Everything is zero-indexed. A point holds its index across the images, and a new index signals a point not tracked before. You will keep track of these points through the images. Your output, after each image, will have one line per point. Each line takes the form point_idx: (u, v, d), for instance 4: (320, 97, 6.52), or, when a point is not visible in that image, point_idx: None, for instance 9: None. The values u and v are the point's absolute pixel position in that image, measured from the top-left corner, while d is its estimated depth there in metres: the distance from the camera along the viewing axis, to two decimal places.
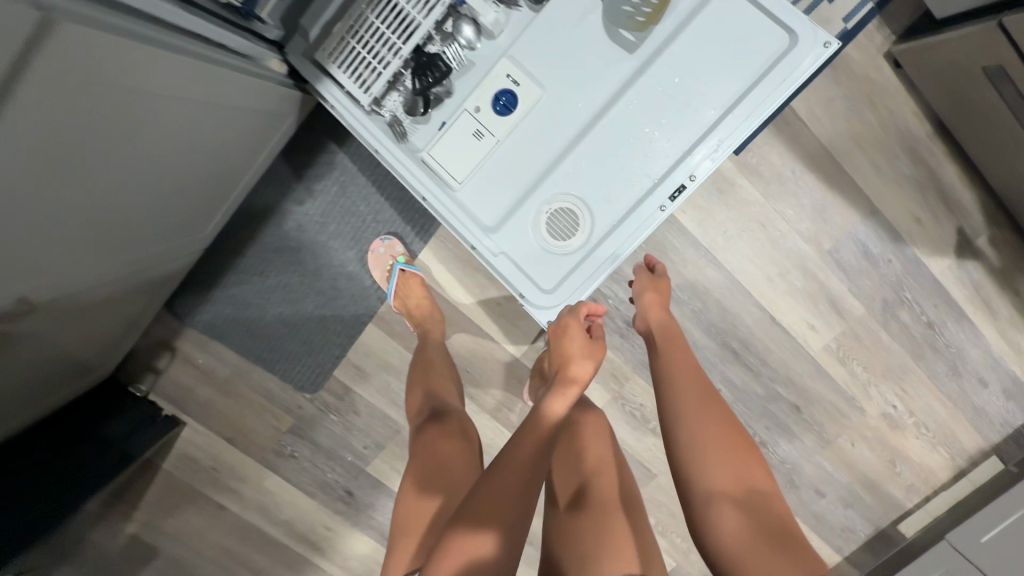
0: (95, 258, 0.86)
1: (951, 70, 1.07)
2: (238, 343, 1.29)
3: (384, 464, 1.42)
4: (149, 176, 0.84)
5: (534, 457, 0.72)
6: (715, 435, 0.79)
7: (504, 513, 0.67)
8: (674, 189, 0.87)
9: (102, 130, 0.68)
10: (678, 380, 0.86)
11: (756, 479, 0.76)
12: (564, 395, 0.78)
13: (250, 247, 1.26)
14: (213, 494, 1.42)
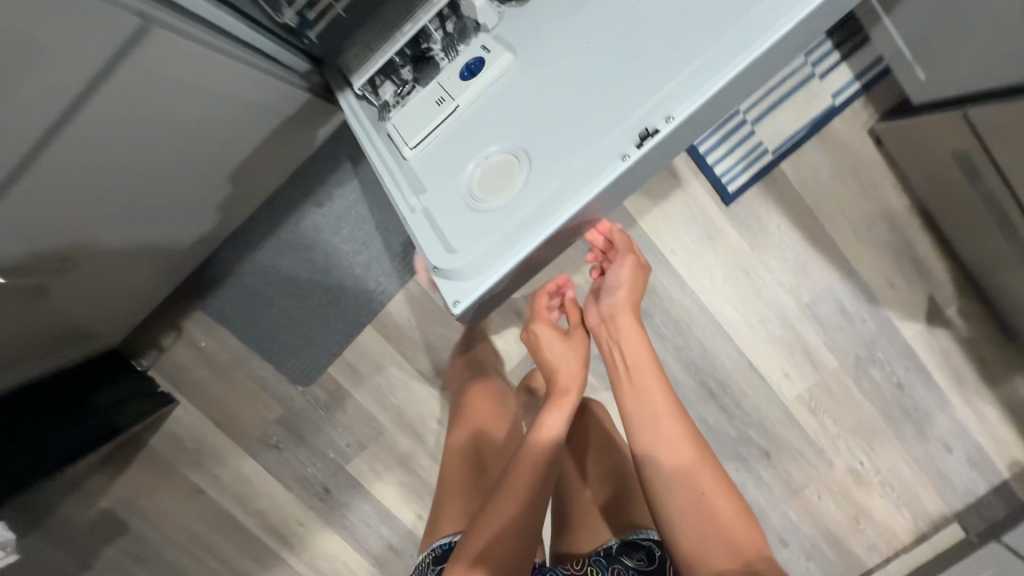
0: (76, 219, 0.88)
1: (925, 149, 1.16)
2: (241, 329, 1.34)
3: (364, 465, 1.45)
4: (122, 144, 0.85)
5: (532, 476, 0.83)
6: (694, 483, 0.77)
7: (504, 536, 0.77)
8: (642, 132, 0.65)
9: (54, 89, 0.69)
10: (653, 420, 0.82)
11: (738, 536, 0.73)
12: (557, 412, 0.91)
13: (267, 239, 1.32)
14: (192, 477, 1.44)
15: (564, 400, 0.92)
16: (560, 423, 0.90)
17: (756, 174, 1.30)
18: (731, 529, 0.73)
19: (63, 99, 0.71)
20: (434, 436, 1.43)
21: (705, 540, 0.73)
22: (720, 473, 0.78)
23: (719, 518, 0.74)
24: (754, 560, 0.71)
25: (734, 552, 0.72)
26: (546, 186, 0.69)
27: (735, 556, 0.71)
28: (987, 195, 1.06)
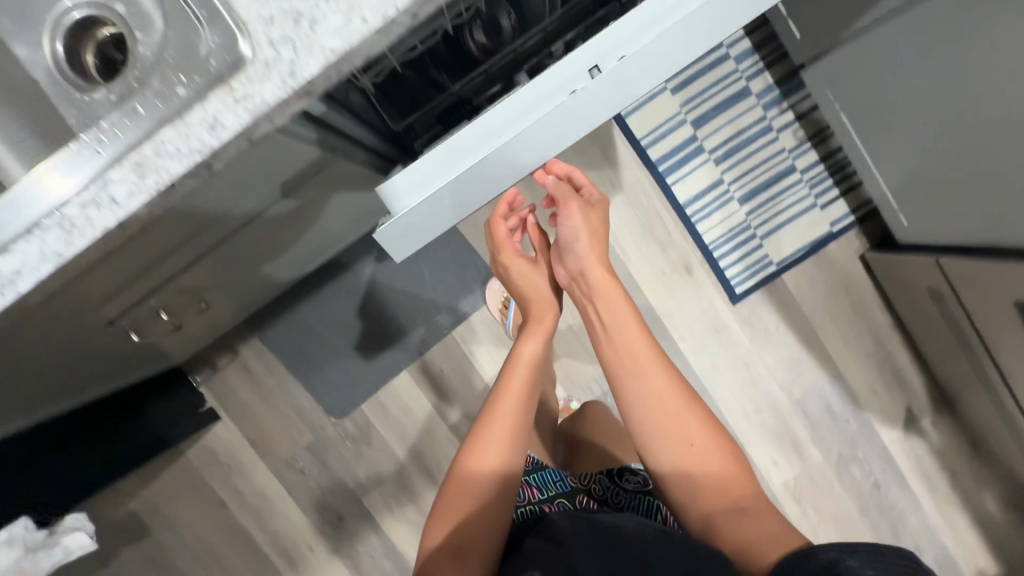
0: (187, 278, 0.77)
1: (907, 282, 1.35)
2: (291, 360, 1.49)
3: (380, 499, 1.56)
4: (260, 226, 0.77)
5: (514, 415, 0.92)
6: (679, 428, 0.83)
7: (490, 475, 0.87)
8: (592, 69, 0.61)
9: (257, 180, 0.63)
10: (643, 368, 0.87)
11: (719, 476, 0.80)
12: (531, 342, 0.98)
13: (326, 284, 1.47)
14: (219, 491, 1.54)
15: (539, 330, 1.00)
16: (538, 349, 0.98)
17: (762, 281, 1.48)
18: (714, 471, 0.80)
19: (253, 193, 0.65)
20: None
21: (692, 483, 0.80)
22: (702, 413, 0.84)
23: (705, 460, 0.81)
24: (739, 499, 0.78)
25: (719, 489, 0.79)
26: (491, 118, 0.62)
27: (721, 496, 0.79)
28: (957, 330, 1.25)
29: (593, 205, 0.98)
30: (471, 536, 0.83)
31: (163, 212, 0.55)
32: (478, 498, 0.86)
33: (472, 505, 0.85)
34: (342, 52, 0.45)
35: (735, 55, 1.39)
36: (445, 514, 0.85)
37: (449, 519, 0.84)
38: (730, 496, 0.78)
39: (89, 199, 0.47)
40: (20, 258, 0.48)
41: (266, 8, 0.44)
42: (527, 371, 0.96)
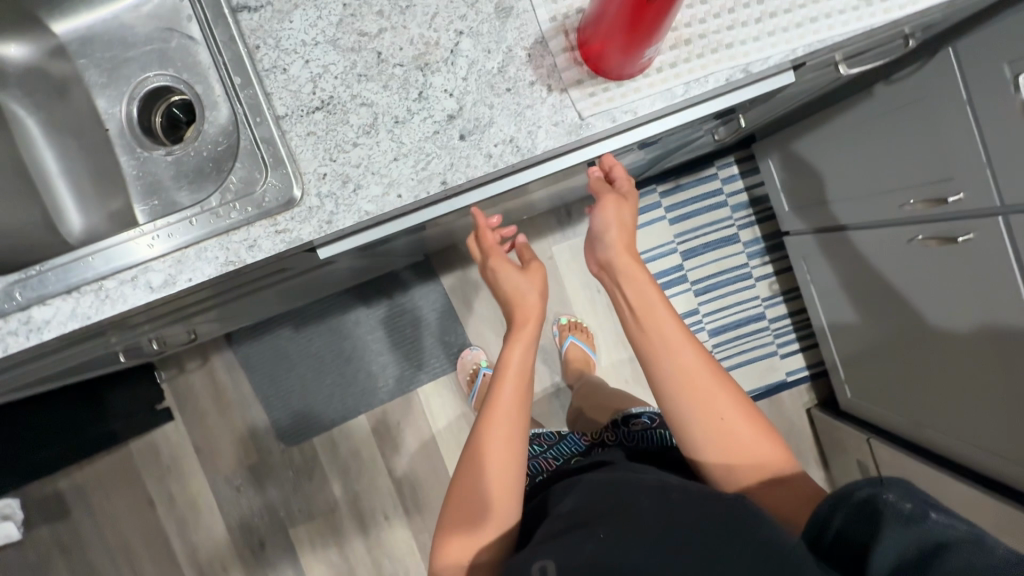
0: (200, 318, 0.87)
1: (843, 447, 1.44)
2: (257, 380, 1.53)
3: (305, 534, 1.57)
4: (277, 288, 0.88)
5: (514, 419, 0.68)
6: (715, 409, 0.63)
7: (488, 479, 0.67)
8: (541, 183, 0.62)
9: (279, 270, 0.73)
10: (664, 340, 0.64)
11: (762, 452, 0.63)
12: (518, 346, 0.70)
13: (310, 317, 1.53)
14: (151, 489, 1.55)
15: (524, 335, 0.70)
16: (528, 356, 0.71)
17: None
18: (747, 440, 0.62)
19: (275, 275, 0.76)
20: (377, 529, 1.57)
21: (730, 469, 0.63)
22: (733, 385, 0.64)
23: (746, 440, 0.62)
24: (783, 476, 0.62)
25: (762, 470, 0.62)
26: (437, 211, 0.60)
27: (763, 476, 0.62)
28: None
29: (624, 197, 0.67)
30: (479, 552, 0.67)
31: (197, 293, 0.66)
32: (481, 504, 0.67)
33: (472, 518, 0.67)
34: (374, 215, 0.54)
35: (731, 204, 1.52)
36: (446, 530, 0.68)
37: (452, 538, 0.67)
38: (774, 474, 0.62)
39: (128, 279, 0.55)
40: (53, 313, 0.55)
41: (322, 166, 0.54)
42: (518, 372, 0.70)
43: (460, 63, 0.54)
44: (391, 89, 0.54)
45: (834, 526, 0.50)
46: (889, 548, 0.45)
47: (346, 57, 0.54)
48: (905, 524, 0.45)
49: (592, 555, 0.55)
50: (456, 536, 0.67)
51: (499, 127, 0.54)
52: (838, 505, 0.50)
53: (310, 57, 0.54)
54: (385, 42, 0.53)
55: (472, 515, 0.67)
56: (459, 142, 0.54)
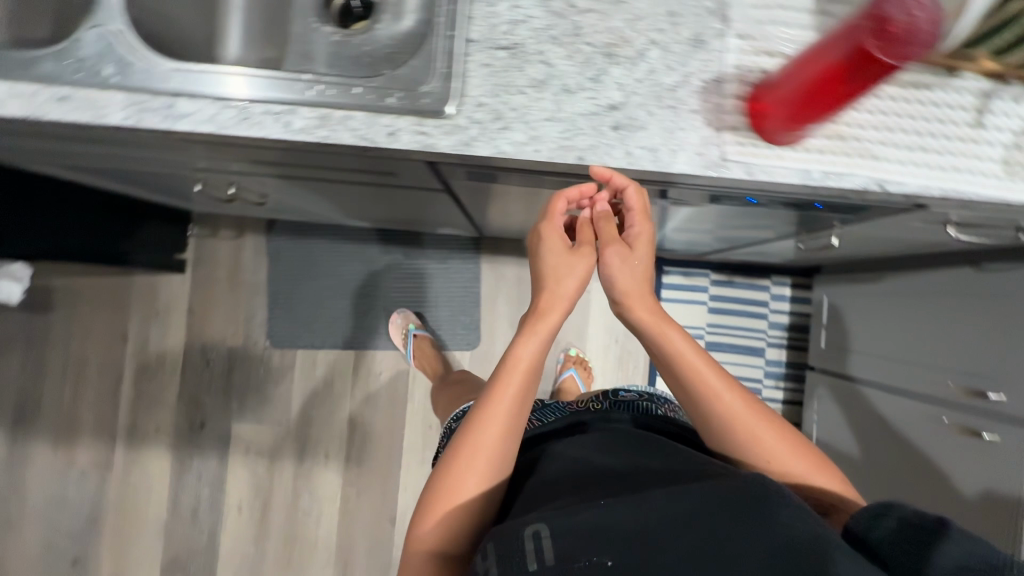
0: (283, 184, 0.92)
1: None
2: (276, 274, 1.56)
3: (245, 434, 1.56)
4: (360, 192, 0.92)
5: (516, 409, 0.64)
6: (745, 439, 0.64)
7: (482, 469, 0.63)
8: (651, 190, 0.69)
9: (381, 174, 0.77)
10: (695, 370, 0.64)
11: (801, 468, 0.63)
12: (527, 345, 0.63)
13: (352, 240, 1.56)
14: (131, 326, 1.57)
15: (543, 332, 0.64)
16: (537, 357, 0.64)
17: None
18: (790, 469, 0.64)
19: (372, 177, 0.80)
20: (312, 462, 1.55)
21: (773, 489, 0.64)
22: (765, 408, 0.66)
23: (785, 457, 0.64)
24: (825, 494, 0.63)
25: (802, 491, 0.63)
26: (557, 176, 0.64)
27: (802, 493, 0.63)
28: None
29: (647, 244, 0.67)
30: (455, 545, 0.64)
31: (310, 157, 0.70)
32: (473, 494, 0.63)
33: (451, 514, 0.63)
34: (509, 156, 0.57)
35: (771, 320, 1.55)
36: (422, 519, 0.63)
37: (429, 531, 0.63)
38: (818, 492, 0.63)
39: (273, 113, 0.58)
40: (195, 110, 0.58)
41: (484, 96, 0.58)
42: (517, 375, 0.63)
43: (641, 65, 0.58)
44: (573, 61, 0.58)
45: (883, 542, 0.51)
46: (953, 552, 0.46)
47: (548, 17, 0.58)
48: (968, 537, 0.47)
49: (593, 524, 0.51)
50: (432, 530, 0.63)
51: (649, 134, 0.58)
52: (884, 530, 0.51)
53: (518, 3, 0.58)
54: (587, 20, 0.58)
55: (453, 509, 0.63)
56: (609, 130, 0.58)
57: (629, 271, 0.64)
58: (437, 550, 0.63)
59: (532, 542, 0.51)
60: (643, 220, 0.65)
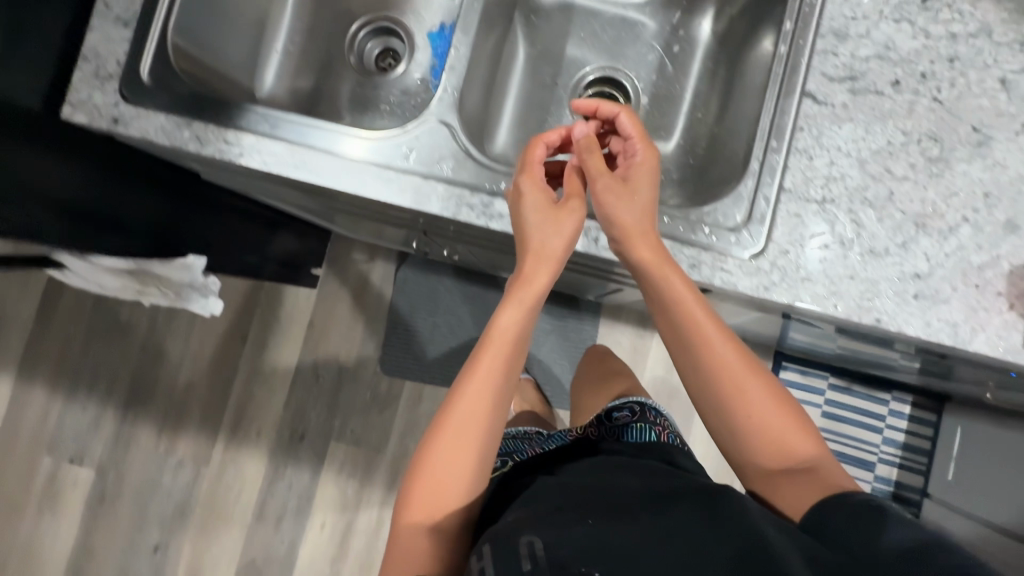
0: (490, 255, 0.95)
1: None
2: (399, 303, 1.60)
3: (341, 454, 1.58)
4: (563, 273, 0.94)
5: (501, 368, 0.59)
6: (746, 398, 0.59)
7: (473, 439, 0.58)
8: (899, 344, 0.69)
9: (619, 274, 0.79)
10: (686, 335, 0.60)
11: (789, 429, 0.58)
12: (510, 313, 0.58)
13: (477, 283, 1.59)
14: (252, 329, 1.61)
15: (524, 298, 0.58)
16: (522, 325, 0.59)
17: None
18: (778, 435, 0.58)
19: (602, 272, 0.82)
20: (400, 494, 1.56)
21: (764, 482, 0.58)
22: (759, 373, 0.60)
23: (782, 442, 0.57)
24: (825, 479, 0.55)
25: (798, 475, 0.56)
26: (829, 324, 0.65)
27: (799, 478, 0.56)
28: None
29: (652, 168, 0.61)
30: (451, 523, 0.57)
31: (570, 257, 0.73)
32: (457, 470, 0.57)
33: (445, 489, 0.57)
34: (807, 307, 0.59)
35: (885, 435, 1.51)
36: (409, 495, 0.57)
37: (419, 505, 0.57)
38: (817, 483, 0.55)
39: (582, 226, 0.61)
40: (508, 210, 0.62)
41: (791, 244, 0.60)
42: (502, 348, 0.59)
43: (951, 240, 0.59)
44: (883, 224, 0.59)
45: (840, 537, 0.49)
46: (895, 538, 0.46)
47: (864, 178, 0.60)
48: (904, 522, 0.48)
49: (584, 540, 0.49)
50: (421, 505, 0.57)
51: (950, 308, 0.58)
52: (843, 520, 0.50)
53: (836, 160, 0.60)
54: (903, 187, 0.60)
55: (443, 485, 0.57)
56: (911, 298, 0.59)
57: (639, 207, 0.59)
58: (438, 524, 0.57)
59: (527, 552, 0.48)
60: (648, 149, 0.62)
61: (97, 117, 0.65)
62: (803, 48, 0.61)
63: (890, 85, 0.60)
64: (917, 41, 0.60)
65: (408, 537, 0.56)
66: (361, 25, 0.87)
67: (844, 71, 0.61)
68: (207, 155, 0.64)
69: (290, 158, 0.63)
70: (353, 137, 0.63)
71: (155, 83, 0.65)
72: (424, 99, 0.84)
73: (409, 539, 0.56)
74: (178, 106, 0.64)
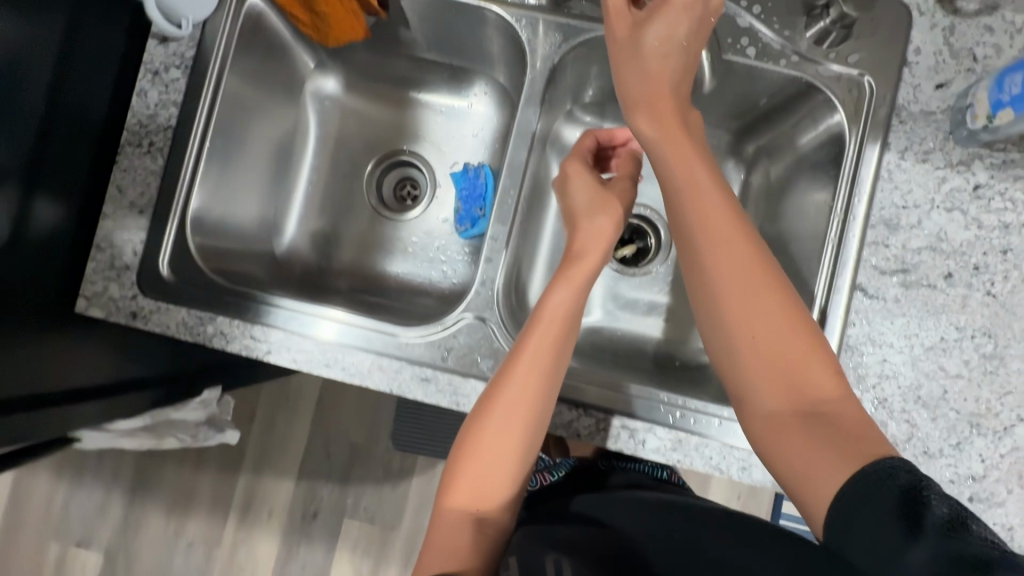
0: None
1: None
2: None
3: (355, 531, 1.56)
4: None
5: (547, 362, 0.54)
6: (755, 313, 0.47)
7: (510, 429, 0.52)
8: None
9: None
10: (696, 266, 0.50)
11: (807, 355, 0.45)
12: (565, 289, 0.56)
13: None
14: (260, 407, 1.58)
15: (575, 278, 0.56)
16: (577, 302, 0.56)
17: None
18: (795, 358, 0.45)
19: None
20: None
21: (770, 438, 0.45)
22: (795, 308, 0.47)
23: (801, 376, 0.45)
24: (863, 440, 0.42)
25: (817, 426, 0.43)
26: None
27: (822, 431, 0.42)
28: None
29: (675, 85, 0.53)
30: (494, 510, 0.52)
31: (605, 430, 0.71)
32: (494, 464, 0.52)
33: (485, 479, 0.52)
34: None
35: None
36: (454, 473, 0.52)
37: (467, 491, 0.52)
38: (856, 452, 0.41)
39: (629, 429, 0.59)
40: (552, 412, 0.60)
41: None
42: (554, 325, 0.55)
43: (1006, 440, 0.58)
44: (938, 424, 0.58)
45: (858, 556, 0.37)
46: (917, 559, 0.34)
47: (917, 376, 0.58)
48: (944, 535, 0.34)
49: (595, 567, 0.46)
50: (465, 490, 0.52)
51: (1006, 512, 0.57)
52: (858, 504, 0.38)
53: (888, 357, 0.59)
54: (957, 386, 0.58)
55: (489, 475, 0.52)
56: (966, 501, 0.58)
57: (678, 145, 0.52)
58: (483, 514, 0.52)
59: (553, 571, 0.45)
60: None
61: (114, 310, 0.62)
62: (852, 240, 0.59)
63: (942, 279, 0.59)
64: (970, 231, 0.59)
65: (452, 525, 0.51)
66: (378, 162, 0.83)
67: (895, 263, 0.59)
68: (234, 352, 0.61)
69: (320, 356, 0.61)
70: (390, 336, 0.60)
71: (175, 275, 0.63)
72: (450, 242, 0.80)
73: (452, 524, 0.51)
74: (201, 300, 0.62)
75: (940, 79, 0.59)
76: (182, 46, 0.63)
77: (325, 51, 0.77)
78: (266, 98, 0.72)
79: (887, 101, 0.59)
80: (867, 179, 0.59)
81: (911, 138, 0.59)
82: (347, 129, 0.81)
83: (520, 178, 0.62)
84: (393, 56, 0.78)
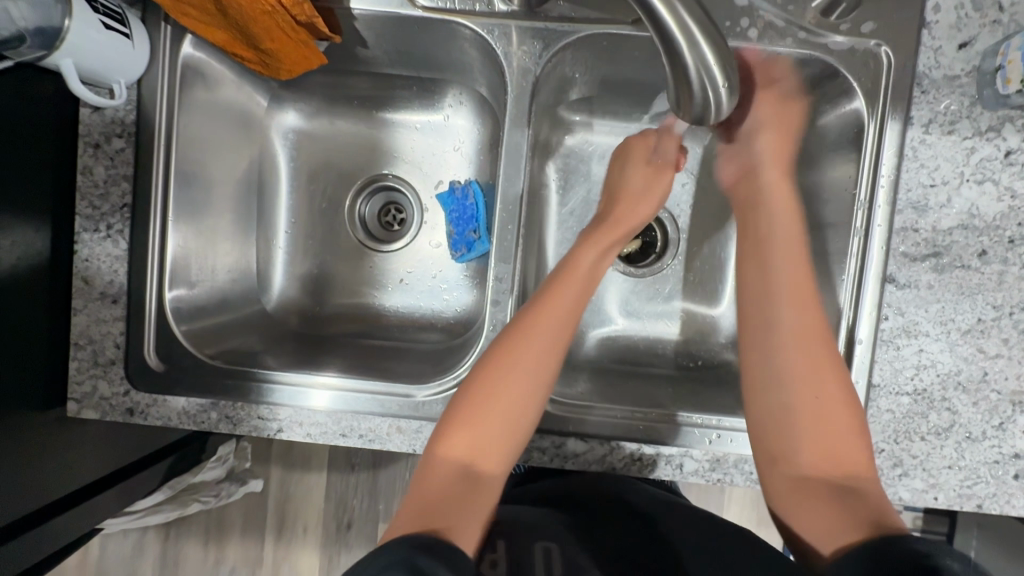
0: None
1: None
2: None
3: None
4: None
5: (563, 322, 0.55)
6: (811, 376, 0.52)
7: (521, 383, 0.52)
8: None
9: None
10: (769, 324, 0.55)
11: (849, 430, 0.50)
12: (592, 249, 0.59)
13: None
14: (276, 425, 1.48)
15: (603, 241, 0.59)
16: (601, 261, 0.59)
17: None
18: (828, 428, 0.51)
19: None
20: None
21: (790, 500, 0.50)
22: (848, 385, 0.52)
23: (836, 448, 0.50)
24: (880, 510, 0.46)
25: (841, 498, 0.48)
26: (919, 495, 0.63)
27: (844, 499, 0.47)
28: None
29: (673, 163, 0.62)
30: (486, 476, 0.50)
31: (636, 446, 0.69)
32: (499, 419, 0.51)
33: (484, 434, 0.51)
34: (905, 503, 0.57)
35: None
36: (454, 424, 0.51)
37: (466, 443, 0.51)
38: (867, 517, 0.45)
39: (665, 455, 0.58)
40: (585, 450, 0.58)
41: (883, 443, 0.57)
42: (583, 278, 0.57)
43: None
44: (978, 408, 0.56)
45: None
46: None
47: (955, 362, 0.56)
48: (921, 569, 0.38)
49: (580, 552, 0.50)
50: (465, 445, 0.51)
51: None
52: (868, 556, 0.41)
53: (924, 346, 0.56)
54: (996, 367, 0.56)
55: (488, 429, 0.51)
56: (1012, 479, 0.56)
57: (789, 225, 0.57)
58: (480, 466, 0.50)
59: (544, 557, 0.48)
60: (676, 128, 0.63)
61: (109, 409, 0.58)
62: (877, 228, 0.55)
63: (976, 257, 0.55)
64: (1003, 202, 0.55)
65: (449, 473, 0.49)
66: (357, 191, 0.76)
67: (926, 247, 0.55)
68: (243, 435, 0.58)
69: (335, 426, 0.58)
70: (405, 398, 0.58)
71: (164, 363, 0.59)
72: (447, 266, 0.75)
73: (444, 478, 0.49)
74: (197, 386, 0.58)
75: (962, 38, 0.54)
76: (120, 111, 0.57)
77: (280, 81, 0.69)
78: (223, 145, 0.65)
79: (906, 73, 0.54)
80: (890, 160, 0.55)
81: (935, 109, 0.54)
82: (318, 161, 0.74)
83: (517, 209, 0.57)
84: (356, 75, 0.71)
